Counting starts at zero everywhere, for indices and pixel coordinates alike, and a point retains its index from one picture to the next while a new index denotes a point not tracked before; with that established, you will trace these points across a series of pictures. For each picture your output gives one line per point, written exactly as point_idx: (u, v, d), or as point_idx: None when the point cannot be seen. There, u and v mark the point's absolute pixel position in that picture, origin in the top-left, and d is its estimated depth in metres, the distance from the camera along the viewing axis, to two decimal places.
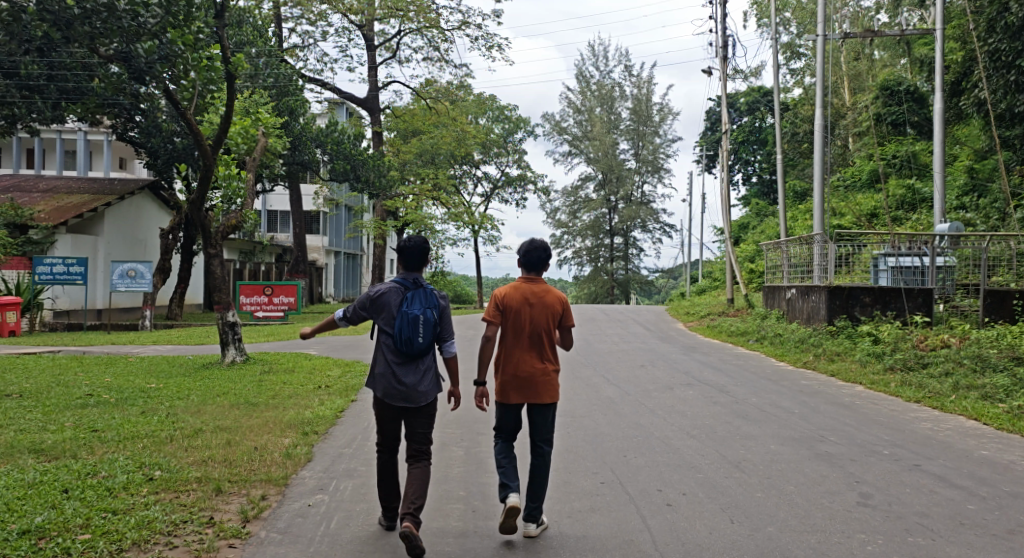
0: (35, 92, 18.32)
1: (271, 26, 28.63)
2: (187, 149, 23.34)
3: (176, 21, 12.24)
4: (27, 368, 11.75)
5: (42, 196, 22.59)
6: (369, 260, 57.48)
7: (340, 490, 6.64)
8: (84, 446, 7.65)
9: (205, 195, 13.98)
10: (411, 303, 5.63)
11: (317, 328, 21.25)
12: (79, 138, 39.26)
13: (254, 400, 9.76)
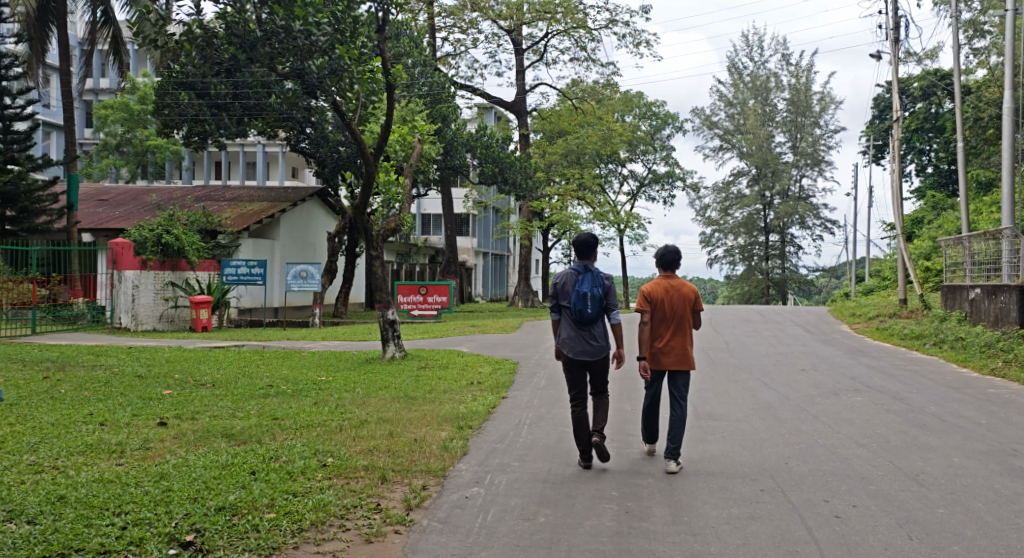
0: (222, 110, 20.16)
1: (425, 36, 29.92)
2: (350, 157, 24.63)
3: (343, 39, 13.15)
4: (218, 361, 12.93)
5: (228, 205, 24.57)
6: (515, 261, 58.54)
7: (495, 484, 6.46)
8: (267, 432, 7.89)
9: (368, 200, 14.80)
10: (582, 282, 6.97)
11: (468, 325, 21.91)
12: (257, 151, 42.25)
13: (412, 394, 9.99)
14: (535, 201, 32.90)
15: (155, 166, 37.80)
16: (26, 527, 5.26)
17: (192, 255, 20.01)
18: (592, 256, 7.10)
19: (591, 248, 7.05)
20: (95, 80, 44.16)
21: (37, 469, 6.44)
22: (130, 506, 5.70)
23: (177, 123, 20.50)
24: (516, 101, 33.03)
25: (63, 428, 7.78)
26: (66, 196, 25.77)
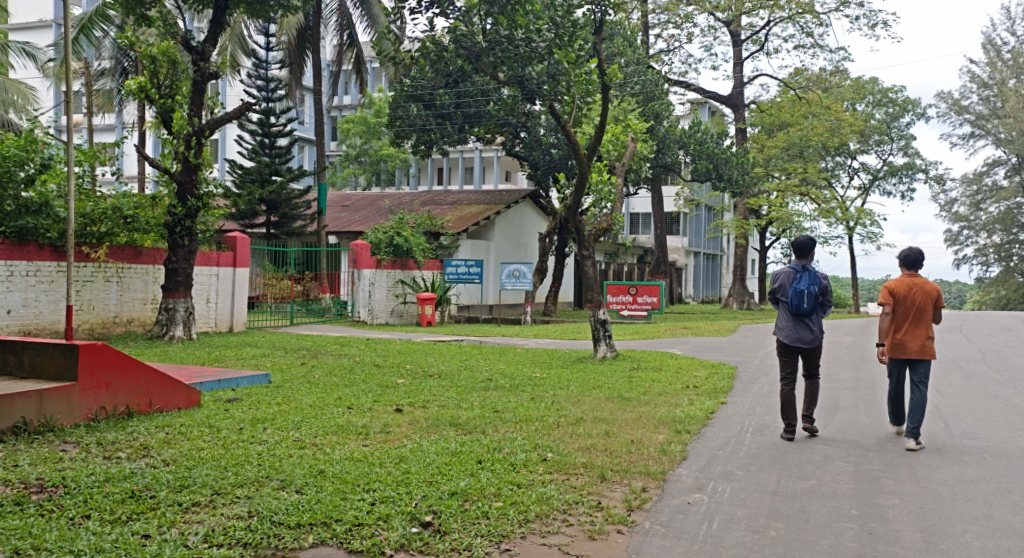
0: (445, 119, 21.28)
1: (639, 33, 30.04)
2: (562, 159, 25.23)
3: (562, 43, 13.43)
4: (441, 354, 13.73)
5: (449, 208, 25.92)
6: (731, 261, 57.19)
7: (719, 491, 6.46)
8: (489, 423, 8.25)
9: (581, 200, 15.05)
10: (799, 281, 7.57)
11: (679, 328, 21.78)
12: (477, 155, 44.07)
13: (626, 395, 10.15)
14: (752, 198, 32.08)
15: (388, 173, 40.44)
16: (295, 496, 5.96)
17: (418, 254, 21.50)
18: (810, 257, 7.69)
19: (809, 250, 7.65)
20: (339, 98, 47.89)
21: (301, 445, 7.27)
22: (376, 485, 6.27)
23: (407, 133, 21.75)
24: (735, 95, 32.33)
25: (319, 410, 8.67)
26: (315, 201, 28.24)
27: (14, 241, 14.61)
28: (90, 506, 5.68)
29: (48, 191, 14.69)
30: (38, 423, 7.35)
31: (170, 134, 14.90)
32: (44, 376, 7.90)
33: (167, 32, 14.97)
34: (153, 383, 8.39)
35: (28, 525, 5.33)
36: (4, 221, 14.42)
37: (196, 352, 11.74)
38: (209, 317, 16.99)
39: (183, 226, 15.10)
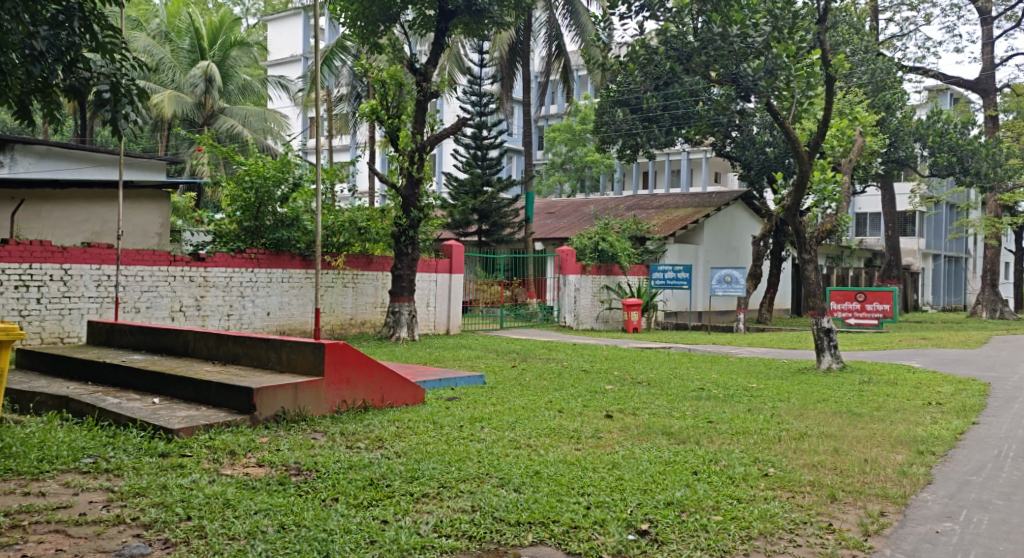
0: (653, 122, 21.13)
1: (869, 19, 28.54)
2: (778, 157, 24.05)
3: (781, 35, 12.74)
4: (651, 361, 13.62)
5: (656, 212, 25.71)
6: (976, 264, 52.78)
7: (973, 522, 5.95)
8: (704, 434, 8.06)
9: (800, 202, 14.37)
10: None
11: (916, 338, 20.31)
12: (686, 158, 43.40)
13: (856, 411, 9.62)
14: (1004, 195, 29.39)
15: (593, 179, 40.69)
16: (513, 494, 6.20)
17: (624, 260, 21.54)
18: None
19: None
20: (546, 108, 48.60)
21: (516, 445, 7.54)
22: (590, 489, 6.32)
23: (613, 138, 21.87)
24: (981, 80, 29.91)
25: (531, 411, 8.84)
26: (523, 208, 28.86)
27: (272, 251, 16.15)
28: (337, 490, 6.25)
29: (300, 206, 16.42)
30: (295, 413, 8.31)
31: (396, 151, 15.65)
32: (298, 370, 8.89)
33: (396, 57, 15.81)
34: (386, 380, 9.26)
35: (290, 503, 5.96)
36: (264, 234, 16.15)
37: (420, 352, 12.32)
38: (429, 319, 17.81)
39: (406, 235, 15.84)
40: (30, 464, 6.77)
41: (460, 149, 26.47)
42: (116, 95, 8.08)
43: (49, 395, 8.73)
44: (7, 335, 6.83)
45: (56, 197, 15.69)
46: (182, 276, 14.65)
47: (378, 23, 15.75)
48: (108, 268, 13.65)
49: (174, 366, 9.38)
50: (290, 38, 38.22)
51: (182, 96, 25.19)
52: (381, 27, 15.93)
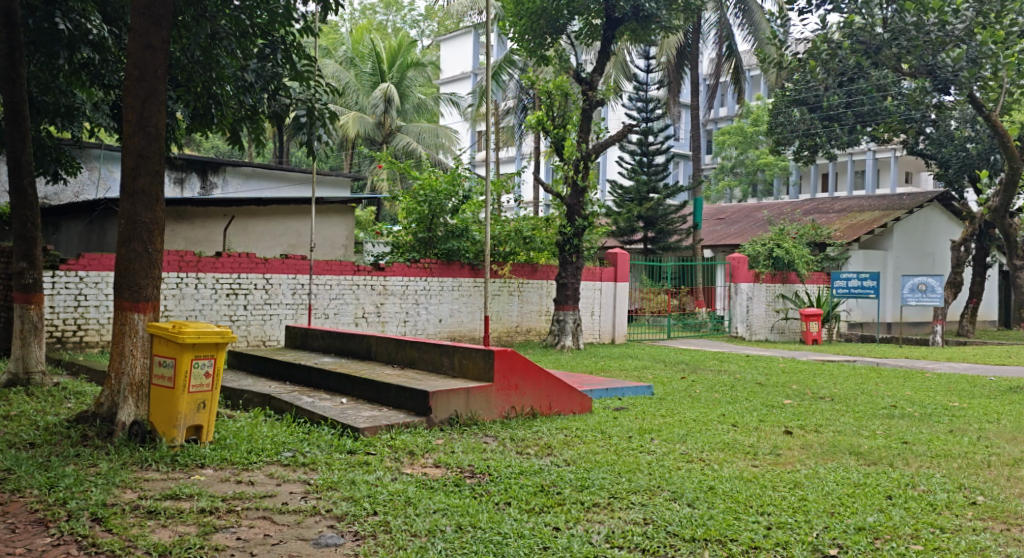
0: (834, 121, 20.07)
1: None
2: (981, 154, 22.24)
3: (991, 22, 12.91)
4: (835, 375, 12.81)
5: (838, 216, 24.45)
6: None
7: None
8: (899, 456, 7.40)
9: (1012, 200, 13.11)
10: None
11: None
12: (870, 157, 41.01)
13: None
14: None
15: (766, 183, 39.24)
16: (688, 509, 6.16)
17: (801, 267, 20.59)
18: None
19: None
20: (716, 111, 47.53)
21: (689, 458, 7.50)
22: (770, 508, 6.06)
23: (789, 140, 20.92)
24: None
25: (703, 425, 8.57)
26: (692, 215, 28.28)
27: (443, 260, 16.36)
28: (510, 495, 6.86)
29: (471, 217, 16.53)
30: (466, 417, 9.26)
31: (561, 160, 15.53)
32: (469, 376, 10.00)
33: (562, 68, 15.73)
34: (553, 388, 9.98)
35: (466, 505, 6.48)
36: (436, 244, 16.40)
37: (585, 361, 12.17)
38: (593, 328, 17.70)
39: (571, 243, 15.72)
40: (241, 455, 7.58)
41: (625, 156, 26.19)
42: (310, 119, 10.88)
43: (255, 393, 10.04)
44: (222, 337, 7.63)
45: (260, 213, 16.50)
46: (365, 284, 15.27)
47: (545, 36, 15.71)
48: (302, 277, 14.54)
49: (359, 370, 10.87)
50: (459, 56, 39.08)
51: (364, 116, 26.46)
52: (548, 38, 15.86)
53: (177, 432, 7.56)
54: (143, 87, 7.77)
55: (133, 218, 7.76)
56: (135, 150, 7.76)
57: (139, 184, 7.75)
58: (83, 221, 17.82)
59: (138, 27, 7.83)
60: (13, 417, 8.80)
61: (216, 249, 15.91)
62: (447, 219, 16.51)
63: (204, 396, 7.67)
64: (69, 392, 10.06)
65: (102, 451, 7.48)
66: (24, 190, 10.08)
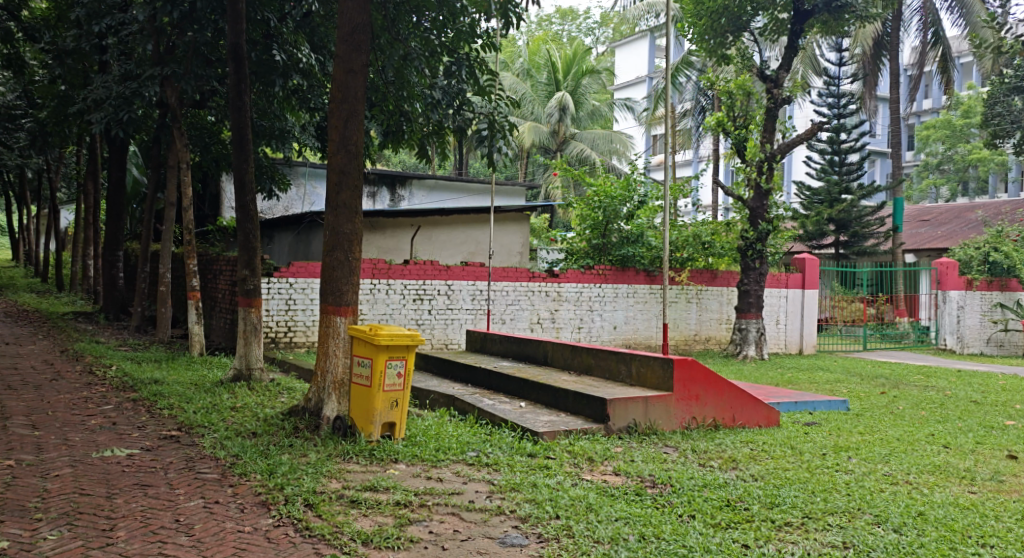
0: None
1: None
2: None
3: None
4: None
5: None
6: None
7: None
8: None
9: None
10: None
11: None
12: None
13: None
14: None
15: (978, 181, 36.14)
16: (895, 535, 6.03)
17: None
18: None
19: None
20: (919, 103, 44.48)
21: (894, 481, 7.02)
22: (994, 540, 5.90)
23: (1007, 131, 19.46)
24: None
25: (909, 444, 7.96)
26: (892, 217, 26.43)
27: (618, 267, 15.99)
28: (694, 507, 6.87)
29: (645, 222, 16.20)
30: (646, 426, 9.16)
31: (743, 162, 14.97)
32: (647, 384, 9.78)
33: (744, 67, 15.09)
34: (737, 400, 9.60)
35: (648, 514, 6.80)
36: (611, 250, 16.08)
37: (770, 372, 11.47)
38: (778, 338, 16.84)
39: (754, 249, 14.98)
40: (430, 452, 8.52)
41: (814, 156, 25.04)
42: (490, 132, 12.72)
43: (441, 393, 10.59)
44: (410, 340, 8.60)
45: (444, 222, 16.77)
46: (539, 290, 15.22)
47: (727, 34, 15.09)
48: (481, 284, 14.70)
49: (537, 375, 10.83)
50: (634, 60, 37.83)
51: (539, 126, 26.63)
52: (730, 37, 15.20)
53: (374, 428, 8.66)
54: (345, 109, 9.17)
55: (337, 229, 9.10)
56: (338, 166, 9.15)
57: (341, 198, 9.13)
58: (293, 233, 18.99)
59: (343, 53, 9.22)
60: (238, 409, 9.78)
61: (403, 257, 16.43)
62: (621, 225, 16.18)
63: (397, 395, 8.73)
64: (282, 388, 10.90)
65: (312, 441, 8.64)
66: (247, 205, 11.20)
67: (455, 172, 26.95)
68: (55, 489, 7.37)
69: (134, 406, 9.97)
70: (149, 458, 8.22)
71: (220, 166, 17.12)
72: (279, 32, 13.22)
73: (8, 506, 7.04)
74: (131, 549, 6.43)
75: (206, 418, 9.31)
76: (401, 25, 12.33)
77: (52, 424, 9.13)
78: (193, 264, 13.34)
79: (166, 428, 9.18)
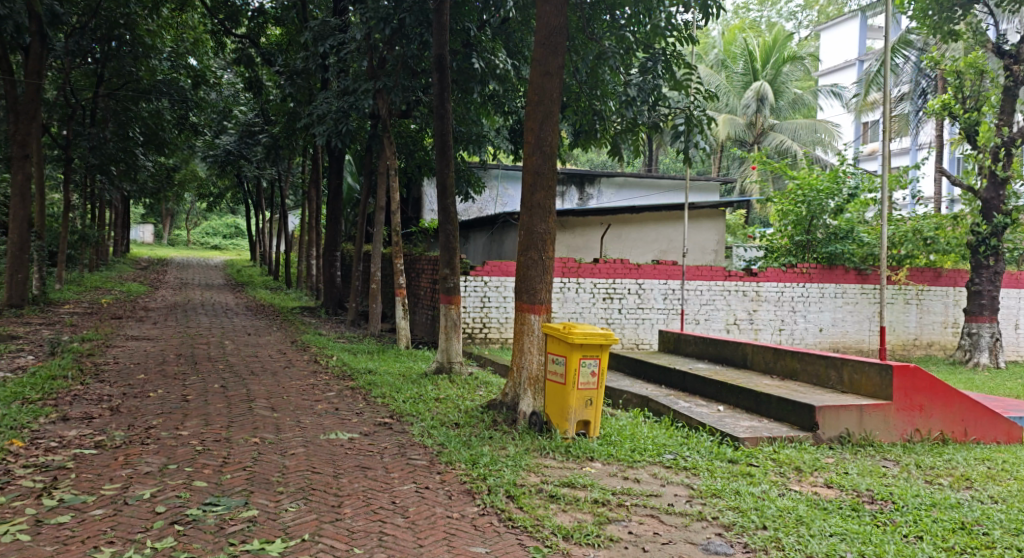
0: None
1: None
2: None
3: None
4: None
5: None
6: None
7: None
8: None
9: None
10: None
11: None
12: None
13: None
14: None
15: None
16: None
17: None
18: None
19: None
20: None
21: None
22: None
23: None
24: None
25: None
26: None
27: (824, 265, 14.92)
28: (922, 528, 6.48)
29: (855, 217, 14.99)
30: (860, 436, 8.41)
31: (975, 148, 13.71)
32: (863, 393, 8.92)
33: (976, 42, 13.78)
34: (969, 412, 8.65)
35: (867, 532, 6.46)
36: (817, 247, 15.03)
37: (1008, 383, 10.28)
38: (1017, 344, 15.26)
39: (986, 245, 13.65)
40: (626, 452, 8.17)
41: None
42: (688, 127, 12.20)
43: (634, 393, 10.22)
44: (603, 339, 8.33)
45: (635, 220, 16.34)
46: (736, 290, 14.50)
47: (955, 9, 13.76)
48: (674, 283, 14.18)
49: (737, 379, 10.21)
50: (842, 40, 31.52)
51: (734, 118, 25.99)
52: (959, 11, 13.85)
53: (570, 425, 8.44)
54: (541, 111, 9.01)
55: (532, 229, 8.95)
56: (533, 167, 8.98)
57: (536, 199, 8.96)
58: (488, 232, 19.11)
59: (540, 56, 9.06)
60: (441, 400, 9.85)
61: (593, 256, 16.14)
62: (828, 220, 15.08)
63: (591, 394, 8.46)
64: (481, 382, 10.91)
65: (510, 435, 8.53)
66: (448, 207, 11.37)
67: (647, 169, 26.37)
68: (292, 466, 7.62)
69: (353, 394, 10.26)
70: (367, 442, 8.38)
71: (423, 169, 17.56)
72: (478, 40, 13.30)
73: (256, 479, 7.32)
74: (356, 526, 6.67)
75: (415, 408, 9.43)
76: (596, 25, 12.28)
77: (287, 407, 9.44)
78: (400, 262, 13.69)
79: (380, 415, 9.37)
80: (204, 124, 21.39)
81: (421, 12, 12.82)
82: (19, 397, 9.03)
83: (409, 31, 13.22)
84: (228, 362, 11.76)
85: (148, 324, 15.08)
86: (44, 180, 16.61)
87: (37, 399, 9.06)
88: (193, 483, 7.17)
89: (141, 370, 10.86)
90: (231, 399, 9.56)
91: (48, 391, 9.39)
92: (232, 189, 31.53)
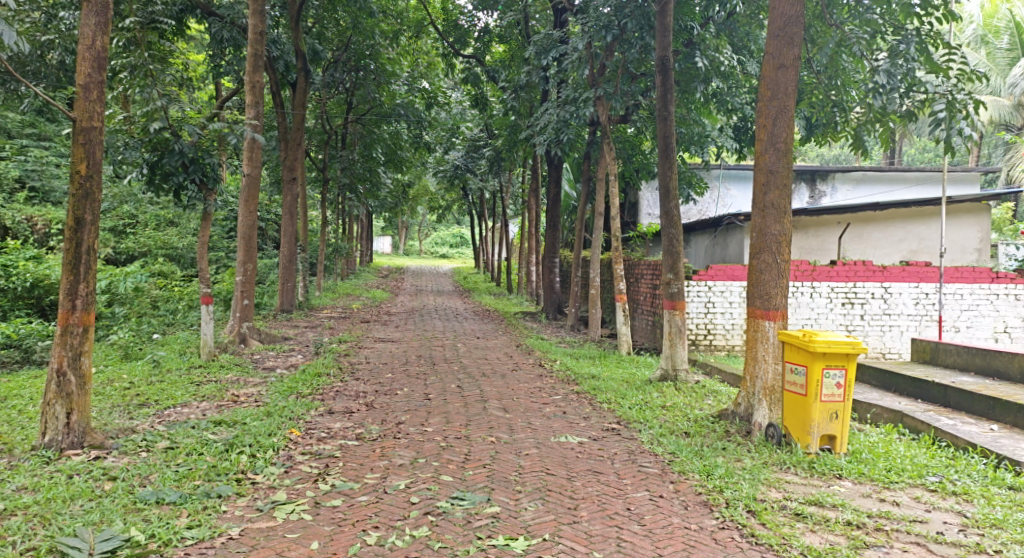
0: None
1: None
2: None
3: None
4: None
5: None
6: None
7: None
8: None
9: None
10: None
11: None
12: None
13: None
14: None
15: None
16: None
17: None
18: None
19: None
20: None
21: None
22: None
23: None
24: None
25: None
26: None
27: None
28: None
29: None
30: None
31: None
32: None
33: None
34: None
35: None
36: None
37: None
38: None
39: None
40: (880, 472, 7.32)
41: None
42: (950, 112, 10.56)
43: (885, 408, 9.26)
44: (851, 347, 7.56)
45: (878, 218, 15.04)
46: (1003, 295, 12.91)
47: None
48: (927, 286, 12.87)
49: (1012, 395, 8.98)
50: None
51: (999, 99, 23.96)
52: None
53: (812, 439, 7.70)
54: (774, 105, 8.32)
55: (765, 231, 8.29)
56: (766, 166, 8.34)
57: (769, 199, 8.30)
58: (710, 236, 18.35)
59: (774, 48, 8.38)
60: (667, 407, 9.38)
61: (830, 258, 15.02)
62: None
63: (837, 407, 7.69)
64: (708, 391, 10.32)
65: (745, 447, 7.93)
66: (671, 211, 10.88)
67: (889, 162, 24.60)
68: (527, 466, 7.46)
69: (579, 398, 10.01)
70: (596, 447, 8.08)
71: (643, 172, 17.13)
72: (701, 38, 12.73)
73: (496, 476, 7.21)
74: (594, 529, 6.41)
75: (642, 414, 9.03)
76: (836, 11, 11.55)
77: (519, 408, 9.35)
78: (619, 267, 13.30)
79: (607, 420, 9.04)
80: (435, 139, 22.19)
81: (643, 16, 12.43)
82: (294, 391, 9.54)
83: (630, 36, 12.88)
84: (463, 364, 11.91)
85: (392, 327, 15.68)
86: (305, 194, 17.77)
87: (308, 394, 9.53)
88: (441, 477, 7.16)
89: (389, 370, 11.20)
90: (467, 399, 9.60)
91: (317, 387, 9.86)
92: (459, 201, 32.56)
